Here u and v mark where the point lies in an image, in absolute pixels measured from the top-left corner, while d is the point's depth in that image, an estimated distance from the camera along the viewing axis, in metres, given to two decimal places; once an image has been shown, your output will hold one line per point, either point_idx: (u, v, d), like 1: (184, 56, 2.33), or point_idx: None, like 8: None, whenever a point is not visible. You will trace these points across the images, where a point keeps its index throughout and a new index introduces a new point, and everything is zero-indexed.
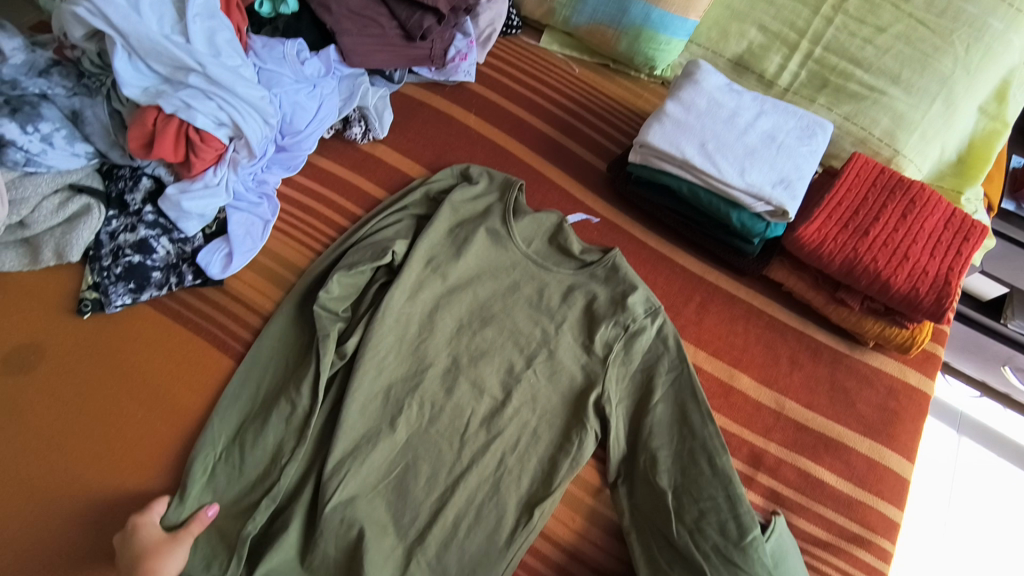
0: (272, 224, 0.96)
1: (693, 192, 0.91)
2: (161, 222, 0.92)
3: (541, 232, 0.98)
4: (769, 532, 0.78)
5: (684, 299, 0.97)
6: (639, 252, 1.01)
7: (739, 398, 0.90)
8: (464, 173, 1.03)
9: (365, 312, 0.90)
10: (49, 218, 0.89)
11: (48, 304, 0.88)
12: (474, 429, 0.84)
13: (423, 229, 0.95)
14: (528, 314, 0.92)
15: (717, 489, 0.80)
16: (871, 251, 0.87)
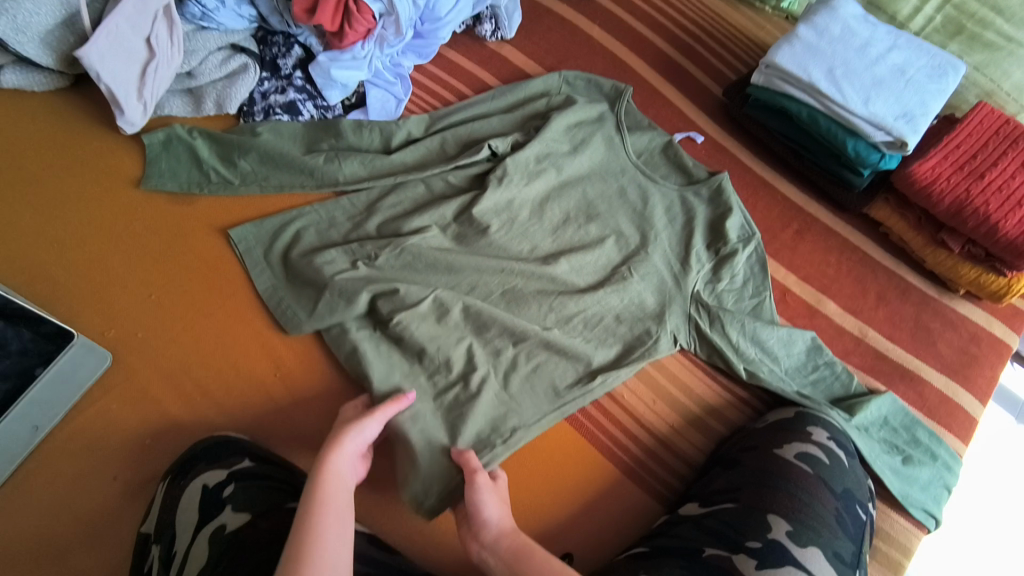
0: (404, 103, 1.04)
1: (812, 117, 0.94)
2: (308, 89, 1.01)
3: (650, 147, 1.03)
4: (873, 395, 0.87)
5: (782, 225, 1.01)
6: (744, 176, 1.04)
7: (823, 321, 0.95)
8: (572, 81, 1.07)
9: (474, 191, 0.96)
10: (213, 71, 0.98)
11: (180, 165, 0.95)
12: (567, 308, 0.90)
13: (540, 127, 1.00)
14: (632, 217, 0.97)
15: (818, 362, 0.89)
16: (983, 194, 0.88)
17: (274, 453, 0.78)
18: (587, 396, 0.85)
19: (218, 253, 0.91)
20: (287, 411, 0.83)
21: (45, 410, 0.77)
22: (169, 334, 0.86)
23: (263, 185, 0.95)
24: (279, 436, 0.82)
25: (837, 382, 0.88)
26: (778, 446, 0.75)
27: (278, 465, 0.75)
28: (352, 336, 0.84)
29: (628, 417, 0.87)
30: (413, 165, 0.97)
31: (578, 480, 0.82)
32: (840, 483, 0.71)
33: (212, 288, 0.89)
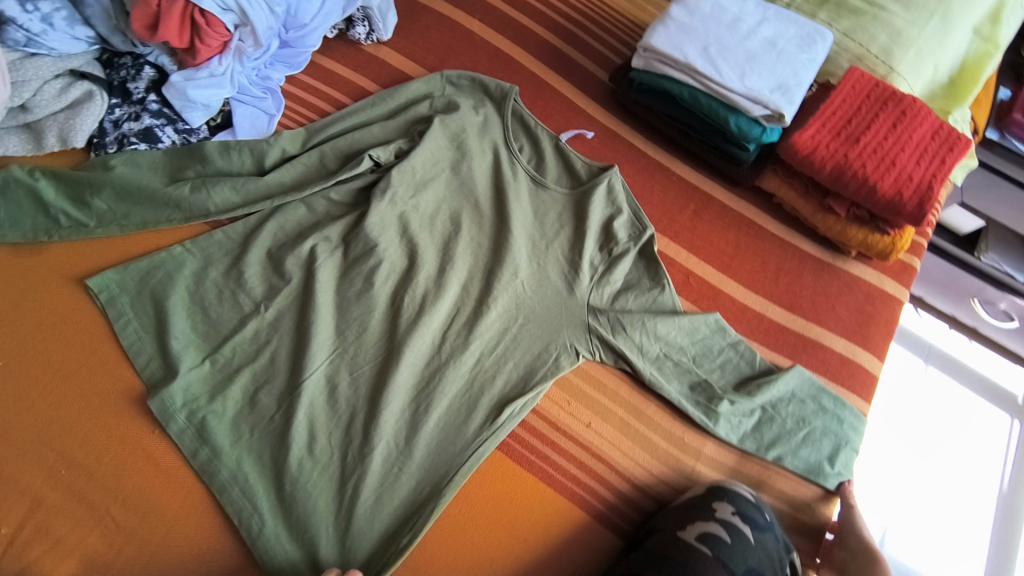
0: (277, 119, 0.96)
1: (693, 97, 0.93)
2: (166, 112, 0.92)
3: (541, 147, 0.98)
4: (783, 372, 0.87)
5: (679, 207, 1.00)
6: (637, 161, 1.03)
7: (726, 301, 0.95)
8: (452, 82, 1.02)
9: (358, 208, 0.91)
10: (51, 102, 0.89)
11: (18, 212, 0.85)
12: (466, 320, 0.86)
13: (422, 135, 0.95)
14: (528, 215, 0.94)
15: (723, 344, 0.89)
16: (860, 157, 0.90)
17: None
18: (497, 435, 0.80)
19: (70, 304, 0.81)
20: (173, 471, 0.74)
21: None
22: (19, 406, 0.75)
23: (123, 224, 0.86)
24: (166, 502, 0.73)
25: (743, 361, 0.88)
26: (682, 530, 0.74)
27: None
28: (223, 454, 0.75)
29: (546, 426, 0.84)
30: (291, 185, 0.91)
31: (500, 493, 0.79)
32: (740, 562, 0.73)
33: (76, 346, 0.79)
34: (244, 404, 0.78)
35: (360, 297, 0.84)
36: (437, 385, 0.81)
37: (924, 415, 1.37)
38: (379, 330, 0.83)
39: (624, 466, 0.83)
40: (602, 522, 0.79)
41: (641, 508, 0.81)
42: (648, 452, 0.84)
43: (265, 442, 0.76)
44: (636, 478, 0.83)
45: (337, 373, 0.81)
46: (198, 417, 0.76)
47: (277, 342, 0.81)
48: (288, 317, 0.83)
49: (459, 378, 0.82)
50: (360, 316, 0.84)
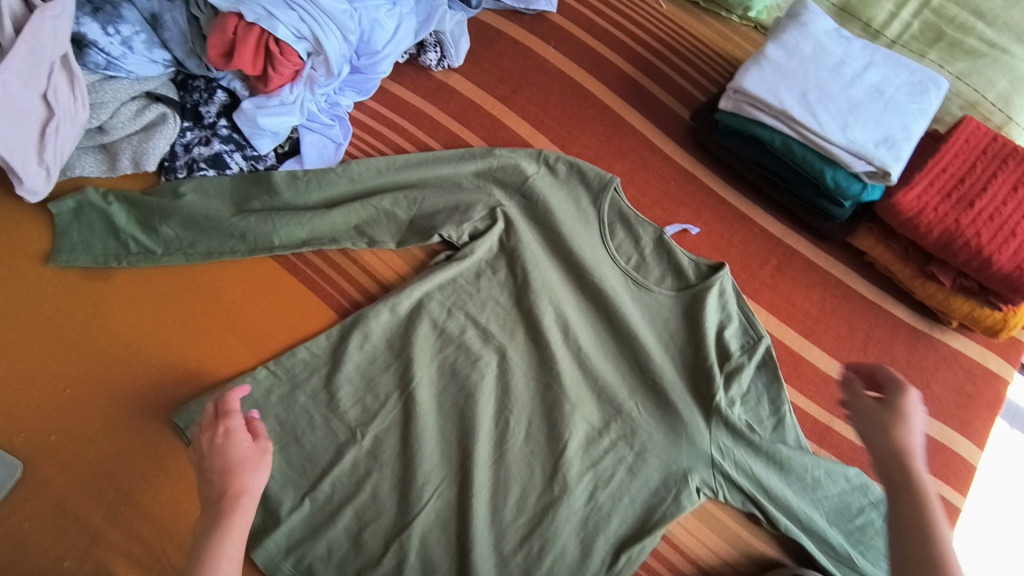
0: (344, 148, 0.94)
1: (786, 146, 0.85)
2: (235, 137, 0.91)
3: (641, 245, 0.91)
4: (879, 507, 0.80)
5: (761, 261, 0.93)
6: (717, 208, 0.96)
7: (808, 369, 0.87)
8: (543, 160, 0.94)
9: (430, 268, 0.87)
10: (127, 125, 0.89)
11: (92, 237, 0.85)
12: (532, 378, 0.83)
13: (514, 223, 0.89)
14: (638, 322, 0.87)
15: (838, 484, 0.80)
16: (974, 224, 0.81)
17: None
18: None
19: (138, 334, 0.82)
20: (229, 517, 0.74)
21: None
22: (86, 437, 0.76)
23: (189, 253, 0.85)
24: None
25: (857, 502, 0.80)
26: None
27: None
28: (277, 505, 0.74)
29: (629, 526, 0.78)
30: (356, 226, 0.88)
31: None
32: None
33: (145, 378, 0.79)
34: (300, 452, 0.76)
35: (421, 347, 0.82)
36: (551, 523, 0.76)
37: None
38: (443, 384, 0.81)
39: (684, 542, 0.79)
40: None
41: None
42: (718, 534, 0.80)
43: (320, 497, 0.75)
44: (704, 562, 0.78)
45: (396, 424, 0.79)
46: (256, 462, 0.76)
47: (334, 388, 0.79)
48: (348, 362, 0.81)
49: (574, 517, 0.77)
50: (421, 367, 0.81)
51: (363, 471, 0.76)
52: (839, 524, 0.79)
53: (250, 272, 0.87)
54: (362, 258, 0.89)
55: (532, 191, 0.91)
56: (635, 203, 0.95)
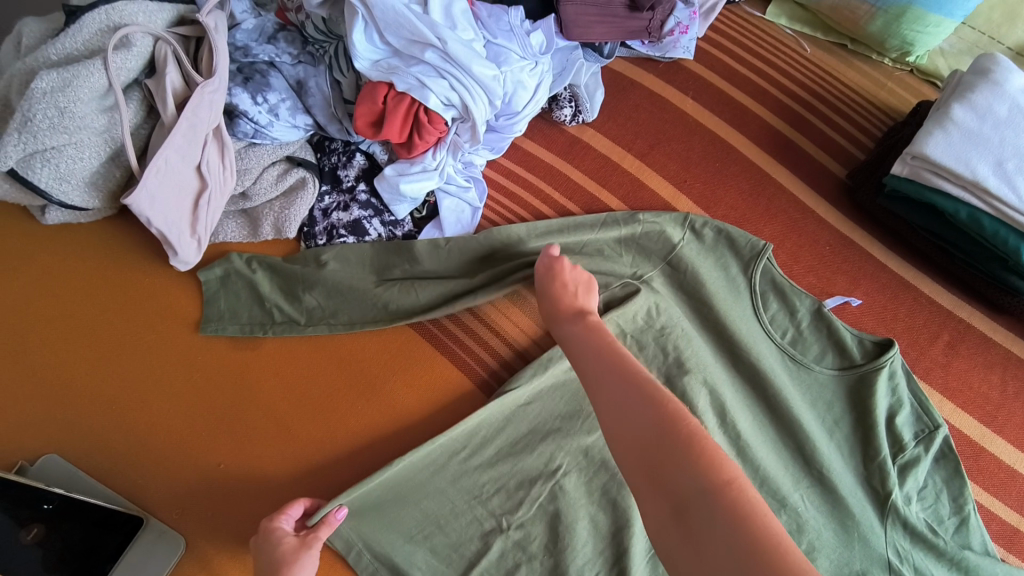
0: (480, 212, 0.91)
1: (973, 218, 0.78)
2: (373, 203, 0.90)
3: (797, 318, 0.85)
4: None
5: (930, 337, 0.85)
6: (877, 276, 0.89)
7: (991, 463, 0.79)
8: (689, 225, 0.89)
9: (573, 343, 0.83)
10: (269, 190, 0.89)
11: (240, 307, 0.86)
12: None
13: (661, 299, 0.85)
14: (797, 408, 0.81)
15: None
16: None
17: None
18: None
19: (283, 407, 0.81)
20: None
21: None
22: (240, 515, 0.76)
23: (333, 323, 0.85)
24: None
25: None
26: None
27: None
28: None
29: None
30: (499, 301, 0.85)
31: None
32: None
33: (293, 454, 0.79)
34: (450, 539, 0.74)
35: (571, 429, 0.79)
36: None
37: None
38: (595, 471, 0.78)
39: None
40: None
41: None
42: None
43: None
44: None
45: (544, 511, 0.76)
46: (407, 547, 0.74)
47: (482, 471, 0.77)
48: (497, 442, 0.78)
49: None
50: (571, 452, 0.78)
51: (511, 562, 0.74)
52: None
53: (387, 342, 0.84)
54: (502, 329, 0.86)
55: (680, 262, 0.87)
56: (787, 271, 0.89)
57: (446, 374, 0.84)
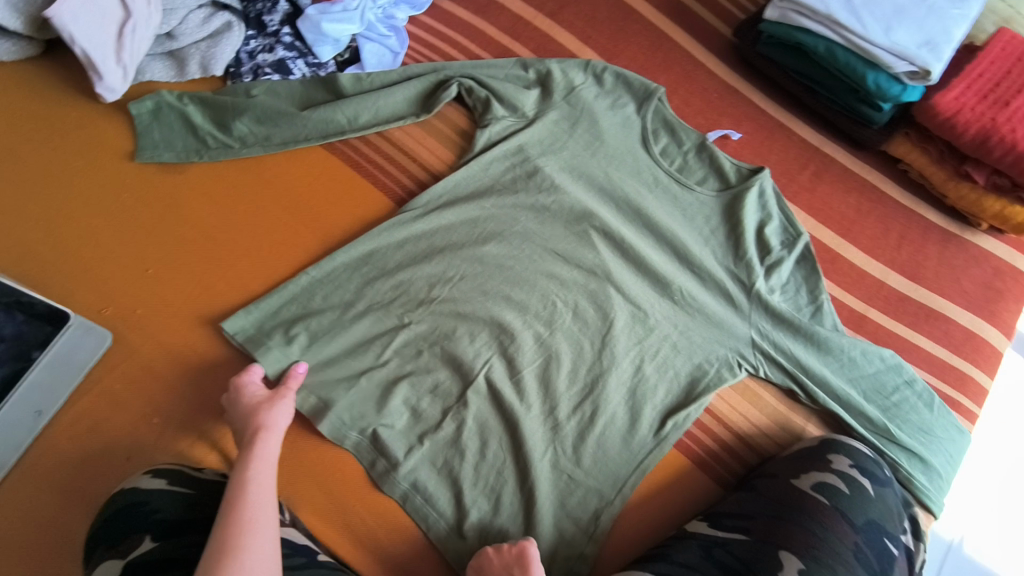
0: (401, 58, 0.98)
1: (829, 51, 0.90)
2: (297, 45, 0.95)
3: (684, 149, 0.96)
4: (917, 388, 0.85)
5: (799, 167, 0.98)
6: (757, 117, 1.00)
7: (844, 264, 0.93)
8: (589, 69, 0.97)
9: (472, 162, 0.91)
10: (195, 31, 0.92)
11: (168, 137, 0.90)
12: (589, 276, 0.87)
13: (563, 133, 0.94)
14: (678, 221, 0.92)
15: (876, 364, 0.85)
16: (1010, 121, 0.86)
17: (201, 502, 0.66)
18: (663, 445, 0.81)
19: (211, 223, 0.86)
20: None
21: (49, 377, 0.75)
22: (169, 313, 0.81)
23: (266, 145, 0.91)
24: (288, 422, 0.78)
25: (902, 385, 0.85)
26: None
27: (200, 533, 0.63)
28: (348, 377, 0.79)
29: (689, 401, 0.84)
30: (418, 135, 0.95)
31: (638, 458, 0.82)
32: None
33: (221, 262, 0.85)
34: (366, 335, 0.81)
35: (479, 236, 0.87)
36: (601, 392, 0.82)
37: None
38: (498, 272, 0.86)
39: (730, 418, 0.85)
40: (705, 470, 0.83)
41: (744, 460, 0.84)
42: (756, 408, 0.86)
43: (380, 374, 0.80)
44: (740, 430, 0.85)
45: (452, 309, 0.83)
46: (326, 345, 0.80)
47: (396, 270, 0.84)
48: (413, 246, 0.86)
49: (623, 390, 0.83)
50: (477, 254, 0.86)
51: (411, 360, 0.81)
52: (877, 400, 0.85)
53: (313, 170, 0.92)
54: (420, 157, 0.94)
55: (579, 99, 0.95)
56: (678, 113, 0.99)
57: (371, 197, 0.91)
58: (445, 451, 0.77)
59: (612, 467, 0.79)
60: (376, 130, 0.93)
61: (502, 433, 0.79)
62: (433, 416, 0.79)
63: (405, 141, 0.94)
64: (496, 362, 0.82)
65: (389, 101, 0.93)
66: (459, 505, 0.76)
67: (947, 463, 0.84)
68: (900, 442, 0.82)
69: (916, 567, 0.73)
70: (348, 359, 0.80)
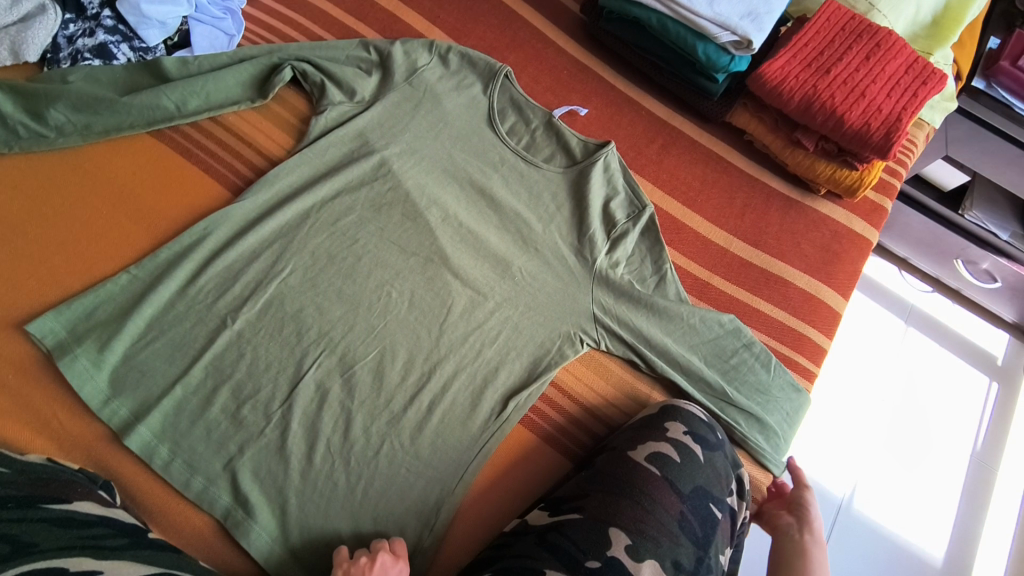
0: (237, 41, 0.96)
1: (661, 24, 0.91)
2: (121, 29, 0.91)
3: (531, 127, 0.96)
4: (756, 351, 0.87)
5: (647, 140, 0.99)
6: (607, 94, 1.01)
7: (690, 234, 0.95)
8: (434, 50, 0.97)
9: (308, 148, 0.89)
10: (2, 15, 0.85)
11: None
12: (431, 259, 0.87)
13: (405, 114, 0.93)
14: (524, 199, 0.92)
15: (717, 331, 0.87)
16: (829, 88, 0.89)
17: (14, 481, 0.63)
18: (504, 428, 0.80)
19: (21, 218, 0.80)
20: (96, 410, 0.73)
21: None
22: None
23: (86, 134, 0.86)
24: (101, 426, 0.73)
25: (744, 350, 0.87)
26: (590, 554, 0.69)
27: (8, 507, 0.60)
28: (169, 374, 0.76)
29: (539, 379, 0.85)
30: (255, 120, 0.92)
31: None
32: (656, 559, 0.69)
33: (31, 260, 0.79)
34: (189, 330, 0.78)
35: (316, 223, 0.85)
36: (440, 376, 0.81)
37: (882, 360, 1.34)
38: (335, 258, 0.84)
39: (578, 392, 0.85)
40: (551, 443, 0.83)
41: (590, 431, 0.85)
42: (604, 380, 0.87)
43: (204, 369, 0.76)
44: (588, 403, 0.85)
45: (284, 297, 0.81)
46: (145, 346, 0.76)
47: (225, 259, 0.81)
48: (243, 235, 0.83)
49: (462, 372, 0.82)
50: (312, 243, 0.84)
51: (236, 351, 0.78)
52: (716, 365, 0.87)
53: (142, 159, 0.87)
54: (256, 142, 0.90)
55: (423, 81, 0.95)
56: (527, 90, 0.99)
57: (205, 185, 0.87)
58: (272, 447, 0.75)
59: (452, 449, 0.79)
60: (208, 116, 0.90)
61: (334, 423, 0.77)
62: (261, 408, 0.76)
63: (240, 126, 0.91)
64: (328, 351, 0.80)
65: (220, 86, 0.89)
66: (290, 496, 0.73)
67: (783, 421, 0.86)
68: (737, 404, 0.85)
69: (736, 527, 0.78)
70: (170, 357, 0.76)
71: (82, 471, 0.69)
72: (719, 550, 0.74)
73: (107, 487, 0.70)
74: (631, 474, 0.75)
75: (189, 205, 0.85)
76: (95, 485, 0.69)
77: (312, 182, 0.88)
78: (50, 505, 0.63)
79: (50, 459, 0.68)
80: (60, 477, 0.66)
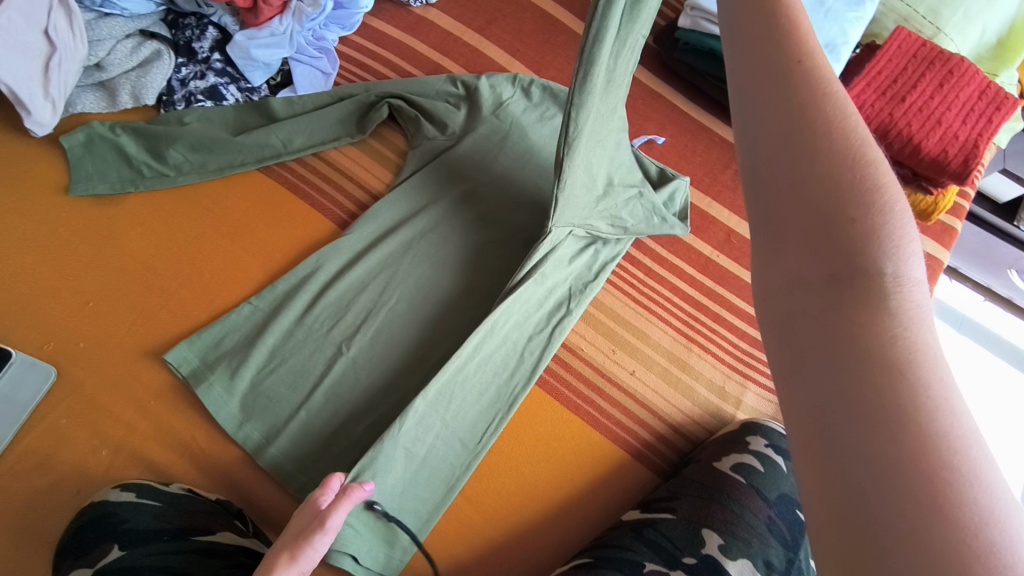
0: (333, 78, 1.01)
1: None
2: (229, 71, 0.97)
3: None
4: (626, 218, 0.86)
5: (721, 166, 1.04)
6: (681, 122, 1.06)
7: None
8: (518, 83, 1.01)
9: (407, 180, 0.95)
10: (124, 61, 0.93)
11: (100, 169, 0.90)
12: None
13: (493, 146, 0.97)
14: None
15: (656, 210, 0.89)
16: (905, 116, 0.93)
17: (166, 514, 0.69)
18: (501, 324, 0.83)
19: (151, 254, 0.88)
20: (232, 434, 0.79)
21: None
22: (112, 346, 0.82)
23: (202, 172, 0.92)
24: (235, 446, 0.80)
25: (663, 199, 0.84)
26: (686, 552, 0.73)
27: (161, 541, 0.66)
28: (293, 398, 0.81)
29: (627, 398, 0.90)
30: (355, 157, 0.98)
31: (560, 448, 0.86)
32: (747, 558, 0.73)
33: (163, 293, 0.86)
34: (307, 357, 0.83)
35: (416, 253, 0.91)
36: None
37: None
38: (438, 287, 0.89)
39: (665, 411, 0.90)
40: (642, 461, 0.87)
41: (676, 447, 0.89)
42: (688, 398, 0.91)
43: (323, 393, 0.82)
44: (674, 421, 0.90)
45: (392, 324, 0.87)
46: (270, 372, 0.82)
47: (337, 288, 0.87)
48: (351, 266, 0.89)
49: None
50: (414, 271, 0.90)
51: (352, 376, 0.84)
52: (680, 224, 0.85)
53: (253, 194, 0.93)
54: (360, 179, 0.97)
55: (509, 113, 0.99)
56: None
57: (313, 220, 0.93)
58: None
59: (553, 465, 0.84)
60: (312, 151, 0.96)
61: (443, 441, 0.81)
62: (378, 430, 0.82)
63: (342, 162, 0.97)
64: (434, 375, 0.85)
65: (317, 120, 0.95)
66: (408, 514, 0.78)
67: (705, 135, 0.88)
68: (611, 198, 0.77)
69: None
70: (292, 382, 0.82)
71: (219, 502, 0.75)
72: (808, 556, 0.78)
73: (240, 515, 0.76)
74: (720, 482, 0.80)
75: (300, 240, 0.91)
76: (231, 514, 0.74)
77: (410, 214, 0.93)
78: (198, 536, 0.69)
79: (191, 488, 0.75)
80: (204, 509, 0.72)
